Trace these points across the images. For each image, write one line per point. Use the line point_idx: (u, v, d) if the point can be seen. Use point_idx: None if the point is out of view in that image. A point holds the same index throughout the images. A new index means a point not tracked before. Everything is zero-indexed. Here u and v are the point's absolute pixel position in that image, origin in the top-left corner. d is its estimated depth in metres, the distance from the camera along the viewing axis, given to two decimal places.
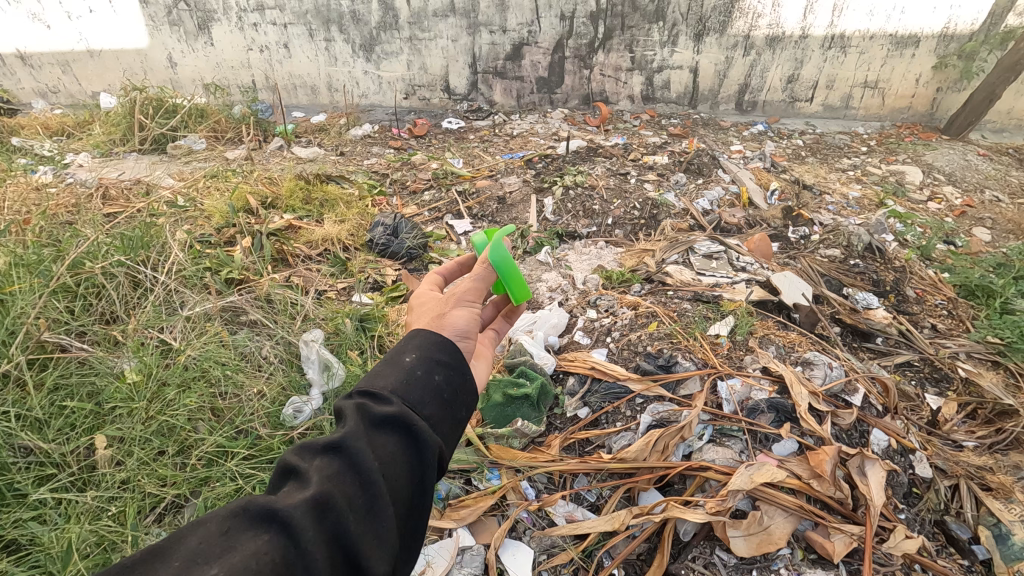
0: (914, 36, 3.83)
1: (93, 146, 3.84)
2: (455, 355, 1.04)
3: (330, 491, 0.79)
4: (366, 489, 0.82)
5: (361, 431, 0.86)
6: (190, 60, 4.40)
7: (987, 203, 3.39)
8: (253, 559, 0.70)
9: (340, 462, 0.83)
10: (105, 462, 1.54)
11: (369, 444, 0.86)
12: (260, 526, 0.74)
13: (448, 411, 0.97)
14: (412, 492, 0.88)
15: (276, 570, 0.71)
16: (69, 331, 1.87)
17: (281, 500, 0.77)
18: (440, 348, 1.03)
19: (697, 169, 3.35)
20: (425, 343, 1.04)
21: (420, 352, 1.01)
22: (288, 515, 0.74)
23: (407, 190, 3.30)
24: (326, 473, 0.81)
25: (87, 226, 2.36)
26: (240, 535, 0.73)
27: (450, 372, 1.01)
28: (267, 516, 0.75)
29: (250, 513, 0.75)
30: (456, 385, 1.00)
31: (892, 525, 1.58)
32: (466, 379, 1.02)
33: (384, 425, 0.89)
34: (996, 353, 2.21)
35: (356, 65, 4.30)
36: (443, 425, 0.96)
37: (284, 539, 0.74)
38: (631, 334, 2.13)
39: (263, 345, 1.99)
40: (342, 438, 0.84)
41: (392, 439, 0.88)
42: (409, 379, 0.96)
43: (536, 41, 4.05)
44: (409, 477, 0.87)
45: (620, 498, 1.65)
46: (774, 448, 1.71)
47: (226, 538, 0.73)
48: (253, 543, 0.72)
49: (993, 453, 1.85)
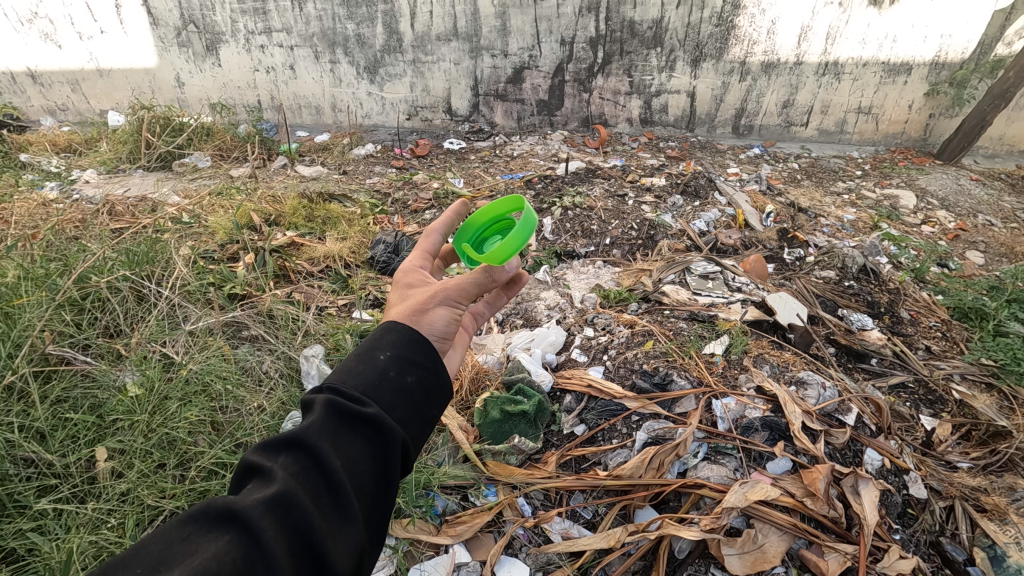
0: (906, 63, 3.93)
1: (100, 163, 3.90)
2: (428, 355, 1.04)
3: (295, 488, 0.79)
4: (331, 488, 0.82)
5: (327, 429, 0.86)
6: (197, 80, 4.49)
7: (980, 227, 3.44)
8: (212, 561, 0.69)
9: (304, 461, 0.83)
10: (107, 474, 1.56)
11: (335, 442, 0.86)
12: (220, 528, 0.74)
13: (418, 410, 0.98)
14: (377, 489, 0.88)
15: (236, 569, 0.70)
16: (74, 344, 1.89)
17: (241, 498, 0.76)
18: (415, 349, 1.03)
19: (693, 192, 3.41)
20: (398, 341, 1.03)
21: (394, 352, 1.01)
22: (248, 515, 0.74)
23: (409, 209, 3.35)
24: (290, 472, 0.81)
25: (94, 241, 2.40)
26: (199, 537, 0.72)
27: (422, 373, 1.01)
28: (226, 516, 0.74)
29: (207, 514, 0.74)
30: (427, 386, 1.01)
31: (887, 545, 1.59)
32: (438, 380, 1.04)
33: (351, 423, 0.89)
34: (990, 375, 2.23)
35: (360, 87, 4.39)
36: (412, 423, 0.97)
37: (243, 539, 0.73)
38: (628, 353, 2.15)
39: (264, 360, 2.02)
40: (307, 435, 0.85)
41: (360, 437, 0.89)
42: (379, 381, 0.96)
43: (537, 65, 4.15)
44: (375, 477, 0.88)
45: (615, 516, 1.67)
46: (768, 466, 1.72)
47: (186, 543, 0.72)
48: (212, 545, 0.71)
49: (988, 474, 1.86)
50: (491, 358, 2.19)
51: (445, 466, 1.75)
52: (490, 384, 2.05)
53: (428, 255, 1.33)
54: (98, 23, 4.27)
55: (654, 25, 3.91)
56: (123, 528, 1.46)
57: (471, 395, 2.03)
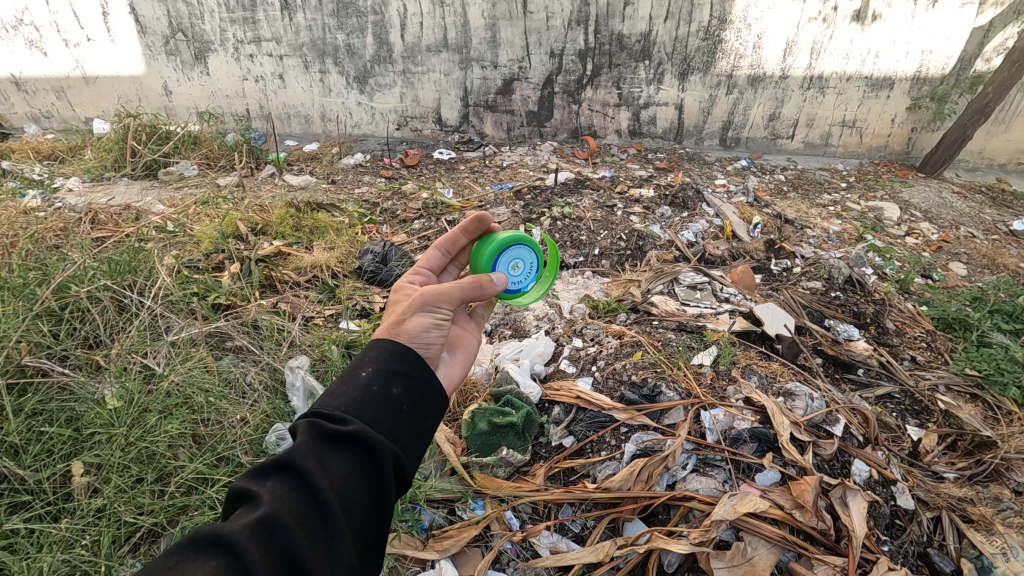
0: (889, 78, 4.00)
1: (84, 171, 3.86)
2: (415, 366, 1.04)
3: (282, 511, 0.78)
4: (319, 509, 0.82)
5: (314, 449, 0.86)
6: (185, 88, 4.46)
7: (963, 239, 3.48)
8: None
9: (292, 482, 0.83)
10: (82, 489, 1.52)
11: (322, 461, 0.85)
12: (206, 553, 0.73)
13: (408, 422, 0.98)
14: (368, 507, 0.88)
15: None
16: (51, 355, 1.85)
17: (227, 524, 0.75)
18: (399, 362, 1.03)
19: (681, 203, 3.44)
20: (380, 355, 1.03)
21: (377, 366, 1.01)
22: (234, 541, 0.73)
23: (397, 219, 3.35)
24: (279, 494, 0.81)
25: (75, 251, 2.36)
26: (186, 564, 0.71)
27: (409, 384, 1.01)
28: (213, 542, 0.73)
29: (194, 540, 0.73)
30: (416, 397, 1.01)
31: (875, 557, 1.58)
32: (427, 391, 1.03)
33: (337, 441, 0.89)
34: (974, 385, 2.26)
35: (350, 96, 4.39)
36: (404, 436, 0.97)
37: (231, 565, 0.72)
38: (616, 363, 2.14)
39: (248, 371, 1.99)
40: (293, 457, 0.84)
41: (349, 454, 0.89)
42: (365, 396, 0.96)
43: (527, 77, 4.17)
44: (366, 494, 0.88)
45: (604, 529, 1.65)
46: (757, 478, 1.72)
47: (172, 570, 0.70)
48: (200, 570, 0.70)
49: (973, 484, 1.88)
50: (480, 369, 2.17)
51: (432, 479, 1.73)
52: (478, 396, 2.03)
53: (448, 297, 1.17)
54: (85, 31, 4.25)
55: (642, 38, 3.96)
56: (98, 546, 1.43)
57: (459, 407, 2.03)
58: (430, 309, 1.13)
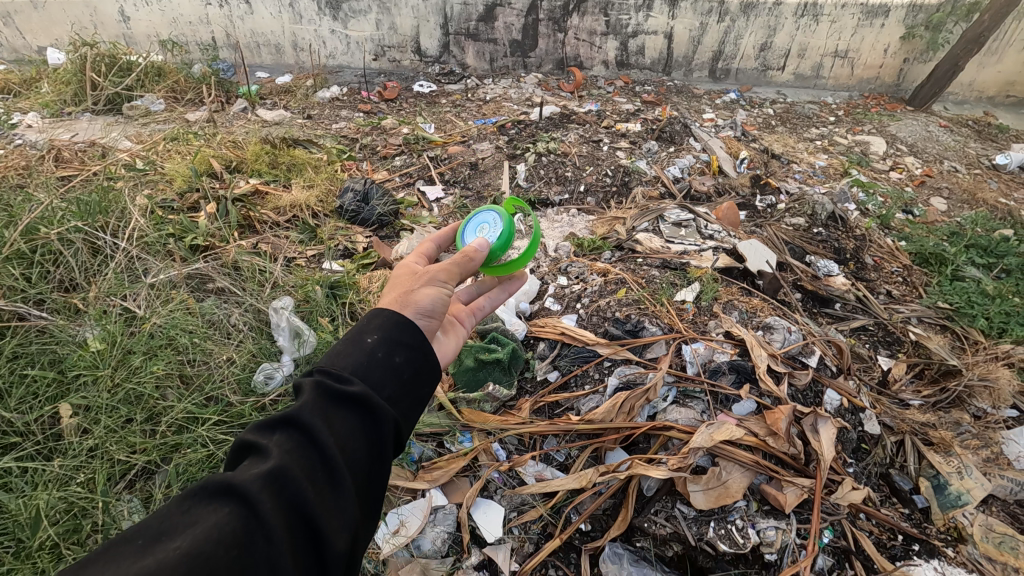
0: (884, 5, 3.86)
1: (42, 105, 3.63)
2: (418, 335, 1.03)
3: (290, 465, 0.80)
4: (325, 466, 0.83)
5: (320, 407, 0.87)
6: (144, 14, 4.16)
7: (945, 173, 3.49)
8: (213, 531, 0.71)
9: (298, 438, 0.84)
10: (72, 430, 1.54)
11: (327, 420, 0.86)
12: (218, 500, 0.75)
13: (409, 387, 0.98)
14: (371, 466, 0.89)
15: (236, 541, 0.72)
16: (26, 298, 1.82)
17: (239, 473, 0.77)
18: (403, 330, 1.02)
19: (668, 138, 3.38)
20: (385, 321, 1.02)
21: (382, 332, 1.00)
22: (245, 490, 0.75)
23: (378, 155, 3.25)
24: (286, 449, 0.82)
25: (41, 191, 2.27)
26: (199, 510, 0.74)
27: (411, 351, 1.00)
28: (225, 490, 0.76)
29: (207, 487, 0.76)
30: (418, 362, 1.00)
31: (841, 478, 1.68)
32: (427, 357, 1.02)
33: (342, 402, 0.89)
34: (944, 318, 2.34)
35: (323, 24, 4.14)
36: (405, 400, 0.96)
37: (242, 512, 0.74)
38: (600, 301, 2.16)
39: (232, 312, 1.97)
40: (300, 414, 0.85)
41: (353, 414, 0.89)
42: (370, 360, 0.95)
43: (509, 2, 3.95)
44: (369, 454, 0.89)
45: (587, 457, 1.72)
46: (734, 408, 1.78)
47: (187, 515, 0.73)
48: (213, 516, 0.73)
49: (937, 410, 1.98)
50: None
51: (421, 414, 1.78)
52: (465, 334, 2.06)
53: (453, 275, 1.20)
54: None
55: None
56: (93, 483, 1.46)
57: None
58: (438, 283, 1.16)
